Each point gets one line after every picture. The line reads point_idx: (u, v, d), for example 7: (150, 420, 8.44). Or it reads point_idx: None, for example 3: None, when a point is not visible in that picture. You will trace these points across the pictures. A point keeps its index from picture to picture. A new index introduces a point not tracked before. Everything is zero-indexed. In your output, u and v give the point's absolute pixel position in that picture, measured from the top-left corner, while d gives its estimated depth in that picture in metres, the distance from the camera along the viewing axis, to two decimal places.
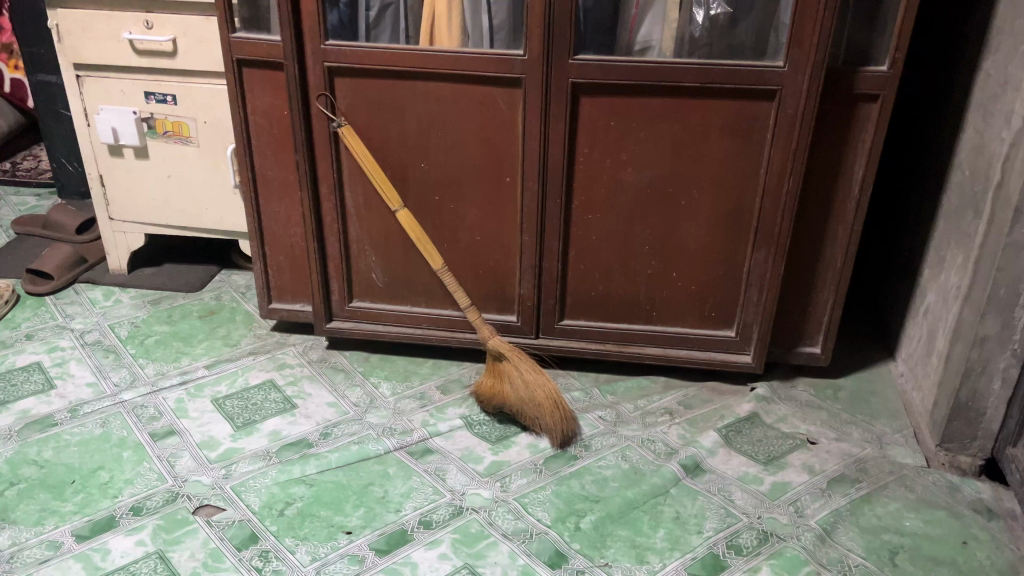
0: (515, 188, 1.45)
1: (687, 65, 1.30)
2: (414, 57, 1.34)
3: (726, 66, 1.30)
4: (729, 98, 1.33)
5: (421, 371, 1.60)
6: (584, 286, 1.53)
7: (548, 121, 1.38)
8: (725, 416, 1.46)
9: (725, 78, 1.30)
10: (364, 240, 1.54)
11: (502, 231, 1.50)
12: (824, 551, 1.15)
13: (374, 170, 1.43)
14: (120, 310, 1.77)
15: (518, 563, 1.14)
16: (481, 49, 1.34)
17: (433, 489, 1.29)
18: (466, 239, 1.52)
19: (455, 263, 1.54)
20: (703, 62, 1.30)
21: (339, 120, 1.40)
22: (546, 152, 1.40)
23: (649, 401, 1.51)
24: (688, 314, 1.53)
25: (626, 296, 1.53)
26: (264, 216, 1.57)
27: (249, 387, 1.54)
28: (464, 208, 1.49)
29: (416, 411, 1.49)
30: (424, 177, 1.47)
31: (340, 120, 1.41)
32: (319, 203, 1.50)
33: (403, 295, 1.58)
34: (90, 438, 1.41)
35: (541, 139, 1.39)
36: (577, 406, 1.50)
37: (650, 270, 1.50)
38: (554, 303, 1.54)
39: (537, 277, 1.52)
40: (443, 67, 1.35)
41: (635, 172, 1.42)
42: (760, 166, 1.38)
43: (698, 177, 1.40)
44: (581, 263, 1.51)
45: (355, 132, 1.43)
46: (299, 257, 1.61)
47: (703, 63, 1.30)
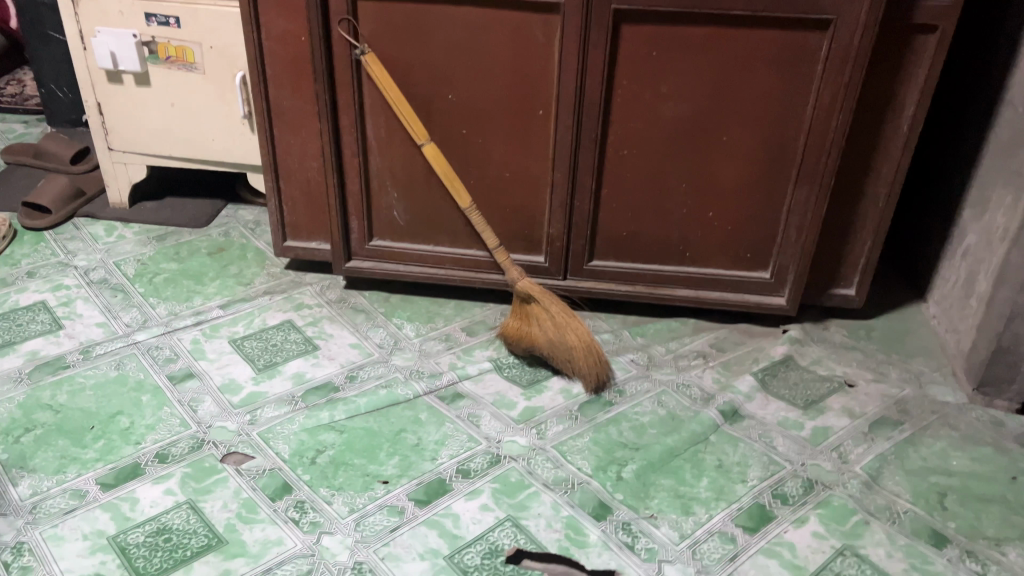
0: (547, 121, 1.38)
1: None
2: None
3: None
4: (780, 29, 1.25)
5: (444, 313, 1.55)
6: (615, 225, 1.48)
7: (587, 50, 1.29)
8: (759, 360, 1.44)
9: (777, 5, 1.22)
10: (387, 176, 1.47)
11: (532, 168, 1.44)
12: (872, 498, 1.13)
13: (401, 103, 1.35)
14: (124, 246, 1.69)
15: (562, 515, 1.11)
16: None
17: (468, 436, 1.25)
18: (494, 175, 1.45)
19: (482, 201, 1.48)
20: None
21: (363, 47, 1.31)
22: (583, 84, 1.33)
23: (681, 343, 1.49)
24: (723, 254, 1.49)
25: (658, 235, 1.49)
26: (279, 150, 1.49)
27: (268, 327, 1.49)
28: (493, 143, 1.42)
29: (443, 353, 1.46)
30: (451, 109, 1.39)
31: (365, 47, 1.32)
32: (339, 136, 1.43)
33: (427, 233, 1.53)
34: (106, 381, 1.36)
35: (579, 70, 1.31)
36: (607, 348, 1.47)
37: (685, 209, 1.45)
38: (584, 243, 1.49)
39: (568, 215, 1.46)
40: None
41: (675, 105, 1.35)
42: (807, 102, 1.32)
43: (741, 112, 1.34)
44: (614, 201, 1.46)
45: (379, 60, 1.34)
46: (315, 193, 1.54)
47: None
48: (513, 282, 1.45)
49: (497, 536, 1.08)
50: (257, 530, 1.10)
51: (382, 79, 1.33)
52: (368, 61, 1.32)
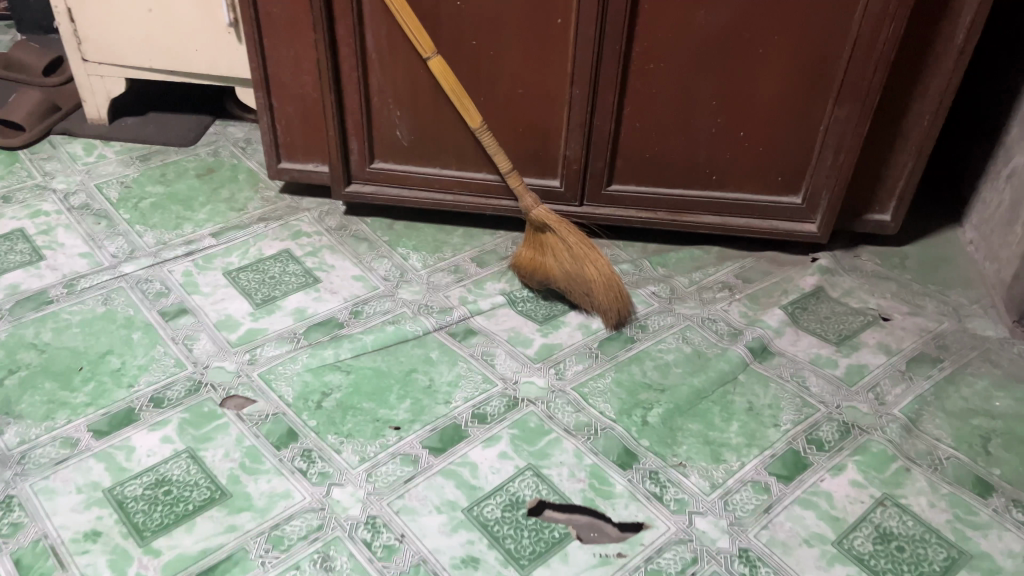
0: (567, 32, 1.25)
1: None
2: None
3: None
4: None
5: (452, 242, 1.46)
6: (637, 146, 1.38)
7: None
8: (789, 292, 1.36)
9: None
10: (390, 93, 1.35)
11: (549, 83, 1.32)
12: (912, 443, 1.07)
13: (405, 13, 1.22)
14: (106, 167, 1.57)
15: (585, 464, 1.04)
16: None
17: (482, 377, 1.18)
18: (507, 92, 1.33)
19: (493, 120, 1.37)
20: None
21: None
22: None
23: (705, 274, 1.40)
24: (752, 178, 1.40)
25: (683, 157, 1.38)
26: (270, 64, 1.36)
27: (264, 258, 1.40)
28: (506, 55, 1.29)
29: (452, 285, 1.37)
30: (460, 18, 1.25)
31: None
32: (336, 48, 1.30)
33: (433, 155, 1.42)
34: (94, 318, 1.27)
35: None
36: (626, 280, 1.39)
37: (714, 128, 1.35)
38: (604, 166, 1.39)
39: (586, 135, 1.35)
40: None
41: (708, 12, 1.22)
42: (855, 10, 1.19)
43: (781, 21, 1.22)
44: (637, 120, 1.35)
45: None
46: (311, 110, 1.41)
47: None
48: (527, 210, 1.35)
49: (518, 487, 1.02)
50: (263, 482, 1.03)
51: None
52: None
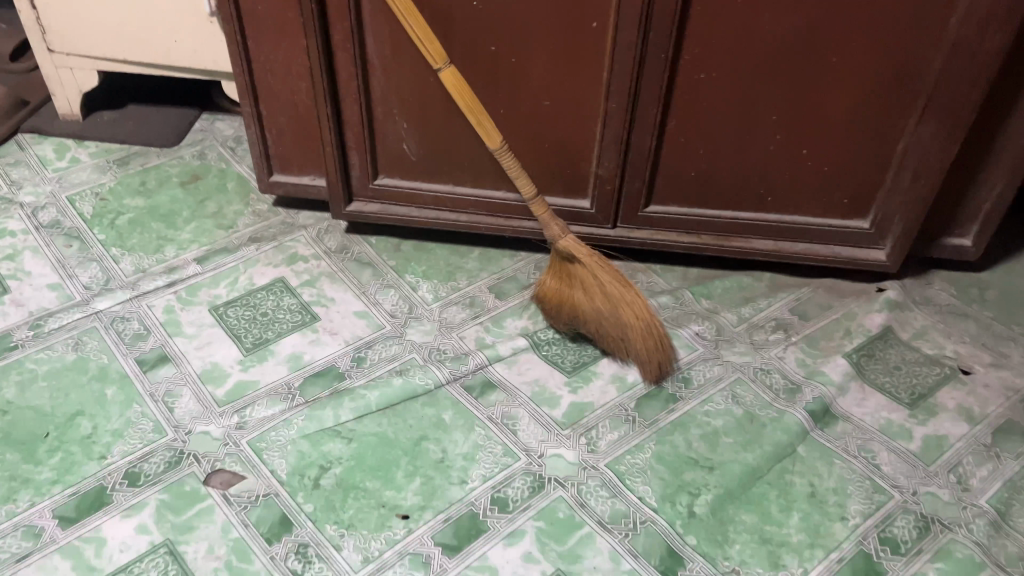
0: (603, 38, 1.06)
1: None
2: None
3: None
4: None
5: (467, 267, 1.30)
6: (682, 164, 1.19)
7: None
8: (853, 334, 1.19)
9: None
10: (395, 103, 1.17)
11: (581, 95, 1.12)
12: (1003, 545, 0.92)
13: (411, 16, 1.02)
14: (79, 174, 1.40)
15: (623, 570, 0.90)
16: None
17: (502, 449, 1.03)
18: (531, 103, 1.14)
19: (515, 134, 1.18)
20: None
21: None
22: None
23: (755, 309, 1.24)
24: (814, 200, 1.21)
25: (735, 177, 1.19)
26: (255, 68, 1.17)
27: (255, 290, 1.24)
28: (532, 64, 1.10)
29: (467, 324, 1.21)
30: (476, 21, 1.06)
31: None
32: (331, 54, 1.10)
33: (446, 171, 1.24)
34: (63, 368, 1.12)
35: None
36: (666, 317, 1.23)
37: (773, 146, 1.16)
38: (641, 186, 1.21)
39: (623, 154, 1.17)
40: None
41: (774, 18, 1.02)
42: (953, 14, 0.99)
43: (862, 28, 1.02)
44: (682, 136, 1.16)
45: None
46: (305, 119, 1.23)
47: None
48: (553, 238, 1.18)
49: None
50: None
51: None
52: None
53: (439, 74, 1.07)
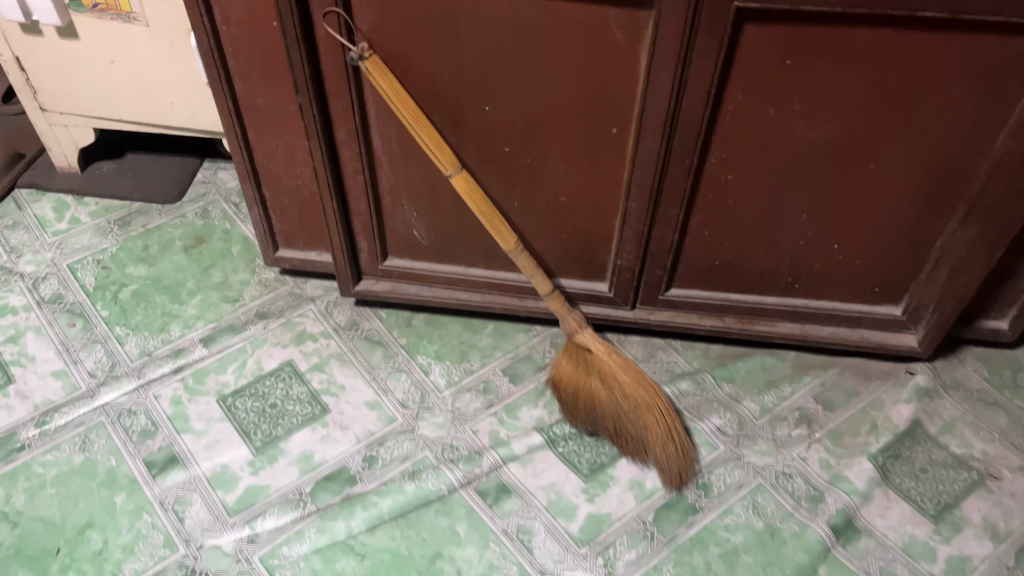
0: (624, 142, 1.00)
1: None
2: None
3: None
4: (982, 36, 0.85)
5: (481, 345, 1.26)
6: (706, 255, 1.13)
7: (689, 56, 0.89)
8: (879, 429, 1.16)
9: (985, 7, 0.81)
10: (404, 193, 1.11)
11: (601, 192, 1.07)
12: None
13: (416, 122, 0.97)
14: (80, 238, 1.36)
15: None
16: None
17: (518, 570, 1.02)
18: (548, 198, 1.09)
19: (530, 224, 1.13)
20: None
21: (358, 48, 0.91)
22: (679, 101, 0.94)
23: (778, 396, 1.20)
24: (843, 290, 1.16)
25: (761, 268, 1.14)
26: (257, 154, 1.12)
27: (264, 376, 1.21)
28: (550, 163, 1.04)
29: (481, 415, 1.18)
30: (491, 123, 1.00)
31: (361, 44, 0.91)
32: (337, 150, 1.05)
33: (457, 254, 1.19)
34: (70, 472, 1.10)
35: (677, 82, 0.92)
36: (686, 405, 1.19)
37: (803, 241, 1.10)
38: (662, 274, 1.15)
39: (643, 247, 1.11)
40: None
41: (809, 126, 0.96)
42: (1001, 124, 0.93)
43: (900, 136, 0.96)
44: (706, 230, 1.10)
45: (385, 63, 0.94)
46: (310, 201, 1.18)
47: None
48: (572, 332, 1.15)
49: None
50: None
51: (393, 92, 0.94)
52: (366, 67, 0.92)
53: (450, 177, 1.02)
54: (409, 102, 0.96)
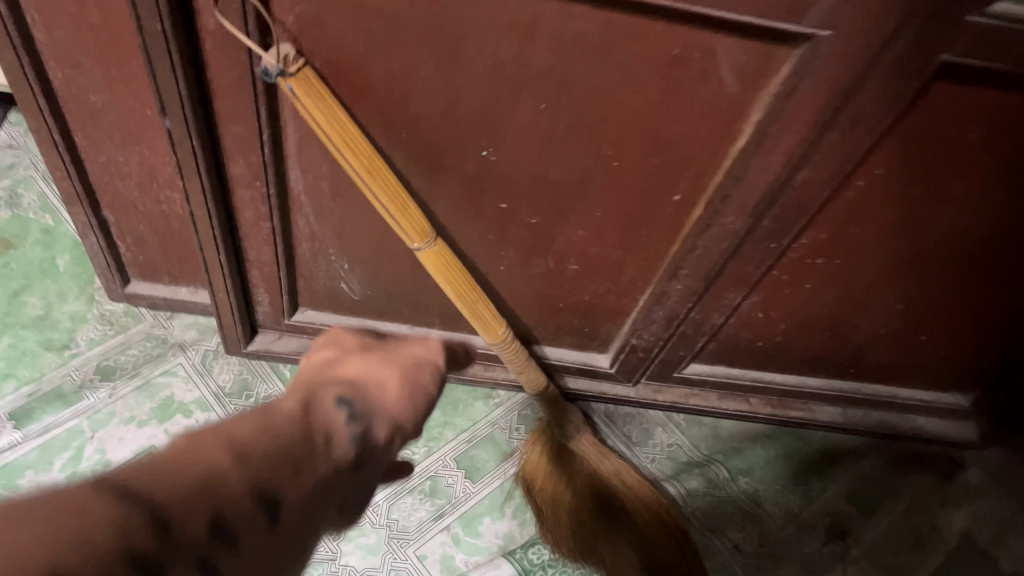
0: (685, 214, 0.66)
1: None
2: None
3: None
4: None
5: (425, 421, 0.92)
6: (749, 338, 0.83)
7: (830, 123, 0.55)
8: (924, 544, 0.93)
9: None
10: (332, 242, 0.73)
11: (632, 266, 0.73)
12: None
13: (375, 178, 0.59)
14: None
15: None
16: None
17: None
18: (551, 265, 0.74)
19: (517, 290, 0.78)
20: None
21: (283, 54, 0.51)
22: (791, 179, 0.60)
23: (804, 496, 0.95)
24: (907, 376, 0.90)
25: (814, 352, 0.86)
26: (93, 170, 0.70)
27: None
28: (566, 227, 0.69)
29: (428, 532, 0.86)
30: (486, 172, 0.63)
31: (282, 48, 0.52)
32: (229, 188, 0.65)
33: (402, 313, 0.83)
34: None
35: (797, 156, 0.58)
36: (694, 511, 0.92)
37: (883, 330, 0.81)
38: (687, 356, 0.84)
39: (673, 329, 0.79)
40: None
41: (954, 214, 0.65)
42: None
43: None
44: (761, 313, 0.79)
45: (326, 84, 0.55)
46: (179, 232, 0.78)
47: None
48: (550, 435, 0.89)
49: None
50: None
51: (341, 132, 0.56)
52: (295, 89, 0.53)
53: (417, 250, 0.66)
54: (365, 146, 0.58)
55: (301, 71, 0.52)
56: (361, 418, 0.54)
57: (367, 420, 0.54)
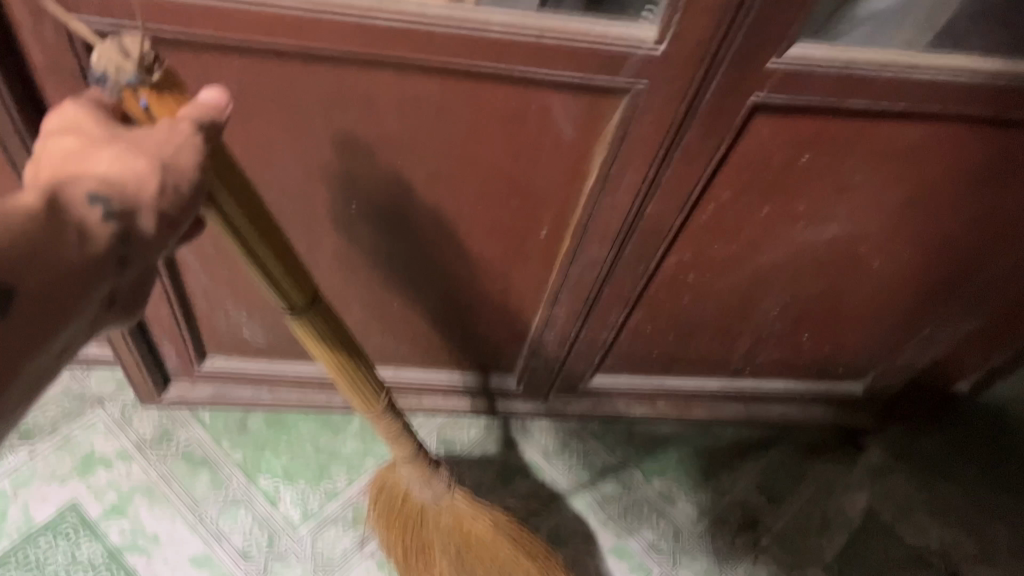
0: (554, 246, 0.69)
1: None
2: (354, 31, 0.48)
3: None
4: None
5: (345, 453, 0.95)
6: (646, 348, 0.87)
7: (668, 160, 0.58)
8: (830, 526, 0.98)
9: None
10: (226, 297, 0.75)
11: (516, 295, 0.76)
12: None
13: (269, 252, 0.49)
14: None
15: None
16: (577, 25, 0.49)
17: None
18: (441, 300, 0.77)
19: (415, 324, 0.81)
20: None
21: (144, 51, 0.38)
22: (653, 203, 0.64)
23: (717, 491, 0.99)
24: (800, 370, 0.94)
25: (710, 356, 0.90)
26: None
27: (36, 534, 0.85)
28: (446, 266, 0.72)
29: (353, 558, 0.89)
30: (358, 224, 0.66)
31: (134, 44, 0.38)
32: None
33: (307, 352, 0.86)
34: None
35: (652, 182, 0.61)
36: (613, 514, 0.96)
37: (768, 335, 0.85)
38: (587, 369, 0.89)
39: (567, 347, 0.83)
40: (441, 57, 0.50)
41: (802, 230, 0.69)
42: None
43: (916, 237, 0.71)
44: (649, 327, 0.83)
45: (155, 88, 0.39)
46: None
47: None
48: (407, 490, 0.82)
49: None
50: None
51: None
52: (150, 106, 0.39)
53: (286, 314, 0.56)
54: (253, 195, 0.46)
55: (162, 78, 0.39)
56: (133, 214, 0.36)
57: (134, 200, 0.36)
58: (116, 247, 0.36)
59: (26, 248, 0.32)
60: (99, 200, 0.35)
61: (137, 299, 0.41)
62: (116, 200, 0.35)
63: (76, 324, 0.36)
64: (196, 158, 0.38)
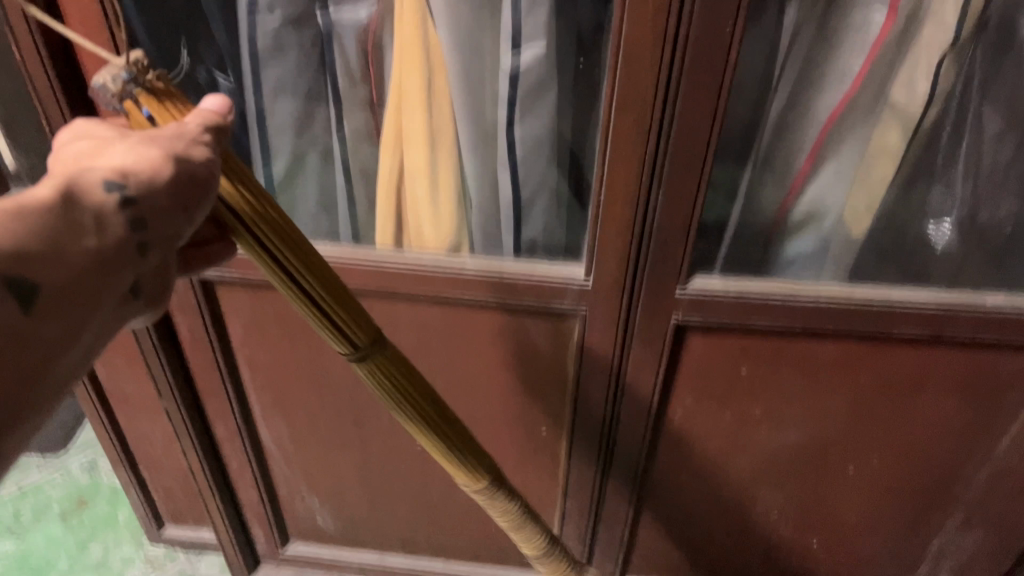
0: (555, 443, 0.83)
1: (904, 309, 0.66)
2: (372, 273, 0.69)
3: (962, 309, 0.66)
4: (969, 353, 0.71)
5: None
6: (665, 550, 0.96)
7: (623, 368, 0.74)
8: None
9: (968, 327, 0.67)
10: (302, 483, 0.93)
11: (534, 489, 0.90)
12: None
13: (319, 290, 0.49)
14: None
15: None
16: (528, 267, 0.68)
17: None
18: (472, 493, 0.92)
19: (455, 516, 0.95)
20: (931, 301, 0.66)
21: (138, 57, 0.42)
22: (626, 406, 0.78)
23: None
24: None
25: (729, 561, 0.96)
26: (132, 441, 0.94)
27: None
28: None
29: None
30: (396, 421, 0.84)
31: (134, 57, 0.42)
32: (219, 447, 0.90)
33: (369, 540, 1.01)
34: None
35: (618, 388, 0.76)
36: None
37: (777, 540, 0.92)
38: (613, 568, 0.97)
39: (588, 543, 0.94)
40: (434, 290, 0.70)
41: (768, 435, 0.80)
42: (999, 435, 0.77)
43: (878, 444, 0.80)
44: (662, 527, 0.92)
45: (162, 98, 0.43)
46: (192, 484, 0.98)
47: (933, 304, 0.66)
48: None
49: None
50: None
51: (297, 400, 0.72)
52: (153, 114, 0.43)
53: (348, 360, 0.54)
54: (280, 220, 0.47)
55: (161, 88, 0.43)
56: (148, 203, 0.39)
57: (149, 185, 0.39)
58: (133, 236, 0.39)
59: (47, 239, 0.36)
60: (115, 185, 0.38)
61: (163, 294, 0.43)
62: (131, 184, 0.38)
63: (99, 319, 0.38)
64: (208, 151, 0.42)
